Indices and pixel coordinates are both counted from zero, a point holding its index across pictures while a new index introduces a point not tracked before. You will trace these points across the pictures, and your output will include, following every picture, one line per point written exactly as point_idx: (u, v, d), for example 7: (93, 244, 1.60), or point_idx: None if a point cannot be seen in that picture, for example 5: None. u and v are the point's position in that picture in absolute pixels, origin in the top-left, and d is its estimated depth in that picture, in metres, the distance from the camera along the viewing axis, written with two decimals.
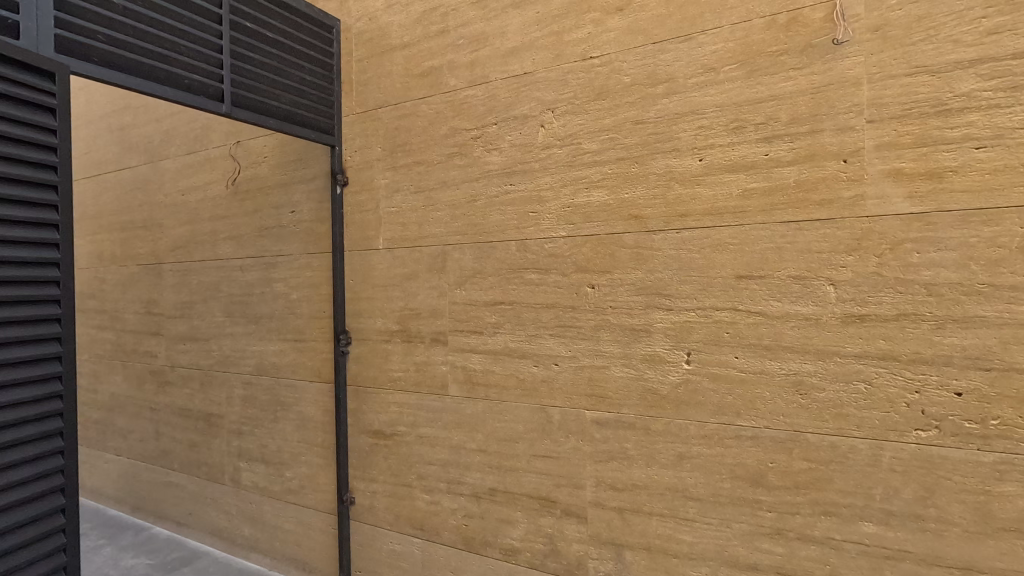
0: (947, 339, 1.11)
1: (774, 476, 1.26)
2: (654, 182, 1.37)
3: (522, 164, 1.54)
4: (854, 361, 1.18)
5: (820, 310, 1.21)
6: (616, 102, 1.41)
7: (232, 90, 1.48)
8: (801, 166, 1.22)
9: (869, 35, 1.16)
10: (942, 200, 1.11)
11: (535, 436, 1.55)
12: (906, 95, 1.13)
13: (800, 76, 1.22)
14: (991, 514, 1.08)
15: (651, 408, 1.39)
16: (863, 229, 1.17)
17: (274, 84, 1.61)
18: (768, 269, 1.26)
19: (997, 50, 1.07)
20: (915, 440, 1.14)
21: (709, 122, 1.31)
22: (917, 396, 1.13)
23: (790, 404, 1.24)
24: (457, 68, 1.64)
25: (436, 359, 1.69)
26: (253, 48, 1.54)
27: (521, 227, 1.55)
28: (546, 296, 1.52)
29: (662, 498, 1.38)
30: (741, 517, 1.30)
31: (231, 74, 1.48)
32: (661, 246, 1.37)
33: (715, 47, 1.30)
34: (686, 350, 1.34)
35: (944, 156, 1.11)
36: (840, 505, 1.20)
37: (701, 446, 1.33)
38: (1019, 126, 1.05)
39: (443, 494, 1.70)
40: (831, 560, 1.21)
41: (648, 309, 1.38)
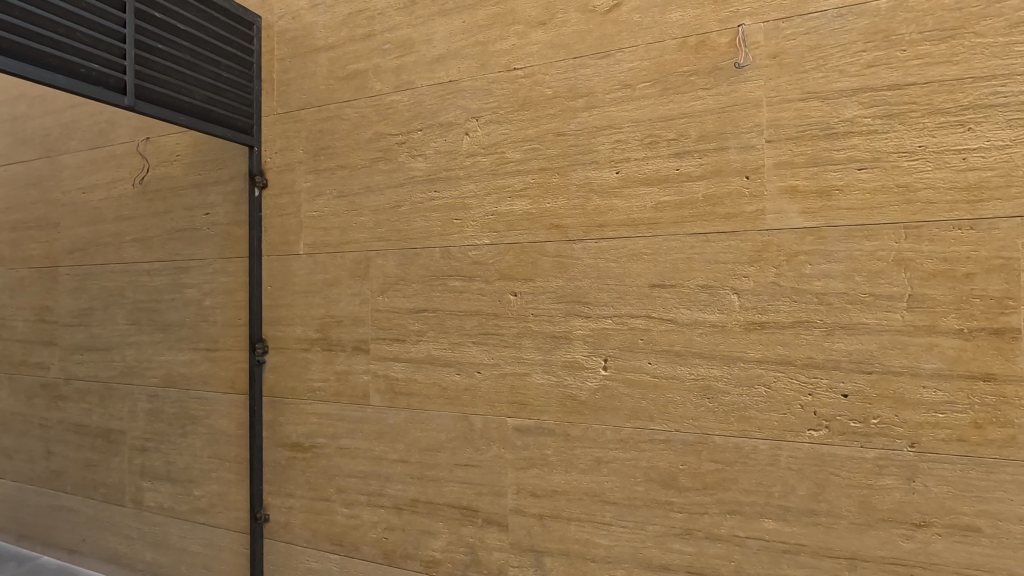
0: (836, 345, 1.20)
1: (684, 477, 1.32)
2: (574, 194, 1.41)
3: (446, 171, 1.55)
4: (755, 366, 1.26)
5: (726, 318, 1.28)
6: (538, 114, 1.45)
7: (137, 82, 1.42)
8: (709, 181, 1.29)
9: (769, 59, 1.25)
10: (831, 216, 1.20)
11: (457, 445, 1.55)
12: (800, 119, 1.23)
13: (709, 95, 1.29)
14: (872, 505, 1.18)
15: (570, 414, 1.42)
16: (763, 242, 1.25)
17: (185, 79, 1.55)
18: (679, 278, 1.32)
19: (876, 81, 1.17)
20: (809, 439, 1.22)
21: (625, 136, 1.36)
22: (810, 397, 1.22)
23: (698, 407, 1.30)
24: (382, 73, 1.64)
25: (358, 367, 1.67)
26: (161, 39, 1.48)
27: (445, 234, 1.55)
28: (469, 304, 1.53)
29: (580, 503, 1.41)
30: (654, 519, 1.35)
31: (136, 65, 1.42)
32: (581, 254, 1.41)
33: (631, 65, 1.36)
34: (603, 358, 1.39)
35: (832, 176, 1.20)
36: (743, 504, 1.27)
37: (617, 450, 1.38)
38: (894, 150, 1.16)
39: (364, 507, 1.67)
40: (735, 557, 1.28)
41: (568, 317, 1.42)
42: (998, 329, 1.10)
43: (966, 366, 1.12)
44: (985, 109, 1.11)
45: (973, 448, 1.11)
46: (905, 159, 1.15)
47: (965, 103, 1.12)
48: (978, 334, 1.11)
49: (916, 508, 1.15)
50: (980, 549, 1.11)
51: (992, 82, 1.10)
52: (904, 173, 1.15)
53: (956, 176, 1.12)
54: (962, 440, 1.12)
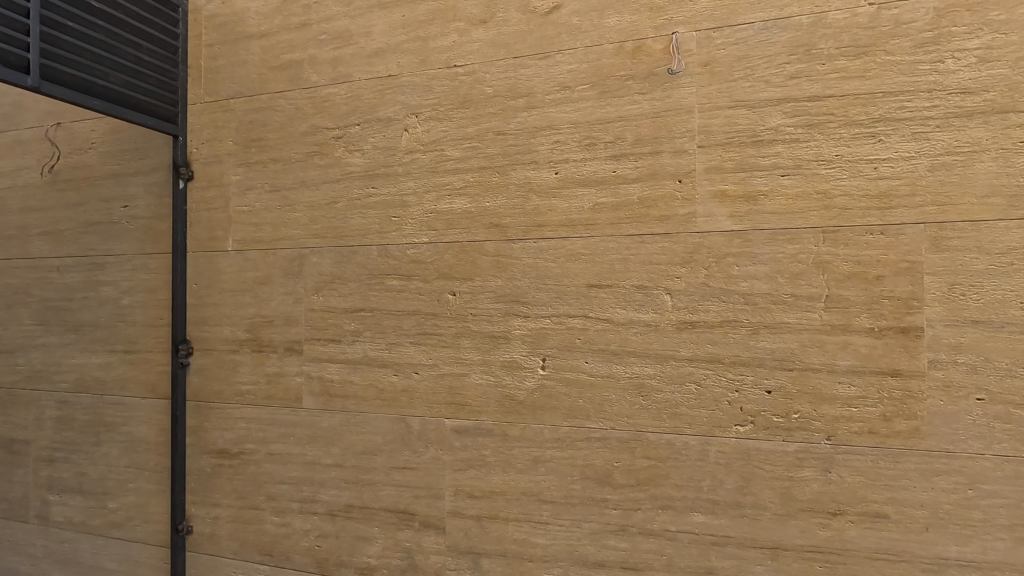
0: (761, 343, 1.25)
1: (618, 474, 1.34)
2: (513, 193, 1.42)
3: (385, 168, 1.53)
4: (686, 364, 1.30)
5: (659, 317, 1.32)
6: (478, 112, 1.45)
7: (42, 61, 1.37)
8: (644, 184, 1.33)
9: (700, 67, 1.30)
10: (756, 220, 1.26)
11: (394, 447, 1.52)
12: (729, 126, 1.28)
13: (644, 100, 1.33)
14: (793, 496, 1.24)
15: (508, 414, 1.42)
16: (694, 244, 1.30)
17: (99, 61, 1.50)
18: (615, 278, 1.35)
19: (798, 92, 1.24)
20: (735, 434, 1.27)
21: (563, 137, 1.38)
22: (736, 394, 1.27)
23: (633, 405, 1.33)
24: (319, 65, 1.60)
25: (290, 369, 1.62)
26: (70, 17, 1.43)
27: (382, 232, 1.53)
28: (407, 303, 1.51)
29: (518, 503, 1.42)
30: (590, 517, 1.37)
31: (41, 43, 1.36)
32: (519, 254, 1.42)
33: (571, 67, 1.38)
34: (541, 357, 1.40)
35: (757, 181, 1.26)
36: (674, 499, 1.31)
37: (554, 449, 1.39)
38: (814, 158, 1.23)
39: (295, 514, 1.62)
40: (667, 551, 1.31)
41: (507, 316, 1.42)
42: (905, 327, 1.18)
43: (877, 362, 1.19)
44: (894, 122, 1.19)
45: (883, 439, 1.19)
46: (824, 166, 1.22)
47: (877, 116, 1.19)
48: (887, 332, 1.19)
49: (832, 498, 1.22)
50: (888, 534, 1.19)
51: (900, 96, 1.18)
52: (822, 180, 1.22)
53: (868, 184, 1.20)
54: (873, 432, 1.19)
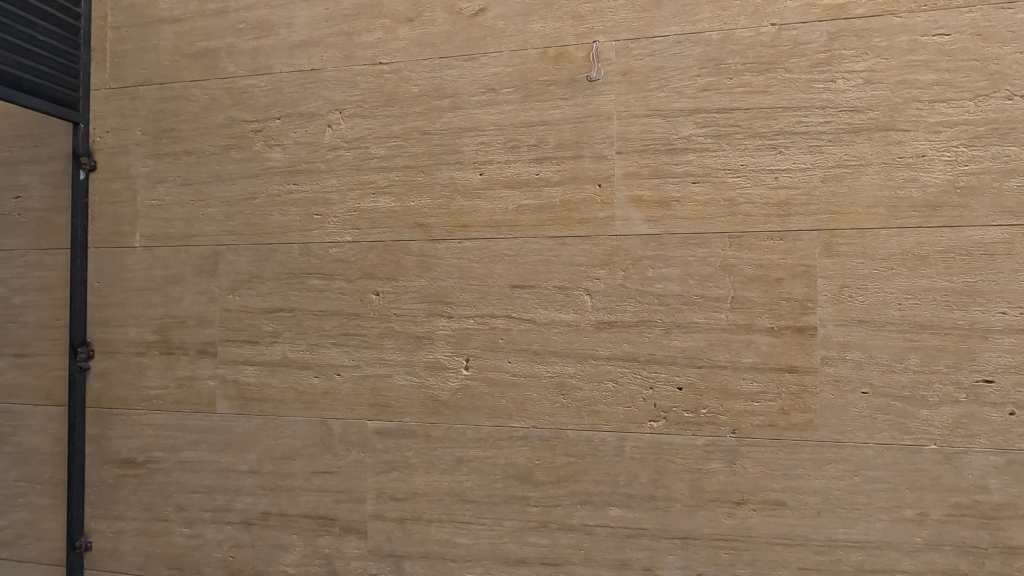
0: (673, 342, 1.32)
1: (540, 472, 1.38)
2: (438, 193, 1.42)
3: (306, 164, 1.50)
4: (604, 363, 1.35)
5: (579, 317, 1.36)
6: (404, 111, 1.45)
7: None
8: (565, 187, 1.37)
9: (619, 76, 1.35)
10: (670, 224, 1.32)
11: (313, 451, 1.49)
12: (645, 133, 1.34)
13: (566, 105, 1.37)
14: (701, 487, 1.31)
15: (432, 415, 1.42)
16: (612, 246, 1.35)
17: None
18: (538, 279, 1.38)
19: (708, 103, 1.31)
20: (649, 429, 1.33)
21: (488, 139, 1.40)
22: (650, 391, 1.33)
23: (554, 403, 1.37)
24: (237, 55, 1.54)
25: (203, 372, 1.55)
26: None
27: (303, 229, 1.49)
28: (328, 303, 1.48)
29: (441, 503, 1.42)
30: (512, 515, 1.39)
31: None
32: (444, 254, 1.42)
33: (496, 70, 1.40)
34: (465, 357, 1.41)
35: (671, 188, 1.33)
36: (592, 494, 1.35)
37: (477, 448, 1.40)
38: (722, 167, 1.31)
39: (207, 524, 1.55)
40: (585, 545, 1.36)
41: (431, 317, 1.43)
42: (801, 327, 1.27)
43: (776, 359, 1.28)
44: (793, 136, 1.28)
45: (781, 431, 1.28)
46: (730, 175, 1.30)
47: (778, 129, 1.29)
48: (784, 331, 1.28)
49: (736, 488, 1.30)
50: (785, 520, 1.28)
51: (797, 112, 1.28)
52: (729, 188, 1.30)
53: (769, 192, 1.29)
54: (772, 424, 1.28)
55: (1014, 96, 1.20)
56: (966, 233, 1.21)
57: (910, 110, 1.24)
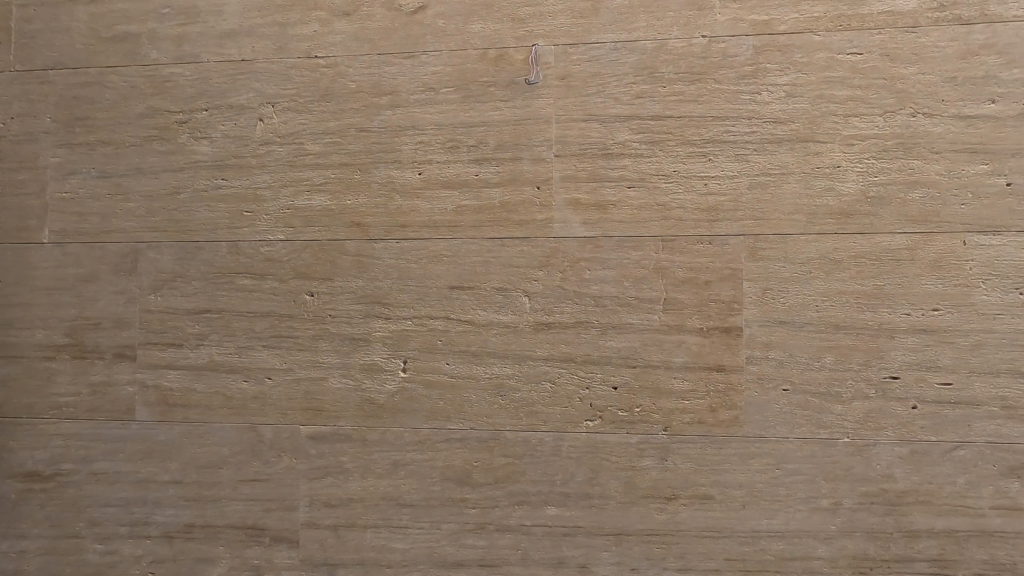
0: (609, 343, 1.35)
1: (478, 474, 1.37)
2: (376, 192, 1.40)
3: (236, 158, 1.43)
4: (542, 364, 1.36)
5: (518, 318, 1.36)
6: (340, 107, 1.41)
7: None
8: (504, 189, 1.37)
9: (558, 80, 1.37)
10: (606, 227, 1.35)
11: (242, 458, 1.43)
12: (583, 138, 1.36)
13: (506, 107, 1.37)
14: (635, 484, 1.34)
15: (368, 418, 1.39)
16: (550, 248, 1.36)
17: None
18: (476, 281, 1.37)
19: (643, 110, 1.35)
20: (585, 429, 1.35)
21: (427, 138, 1.39)
22: (587, 391, 1.35)
23: (492, 405, 1.37)
24: (160, 41, 1.46)
25: (121, 378, 1.45)
26: None
27: (232, 227, 1.43)
28: (259, 304, 1.42)
29: (377, 509, 1.39)
30: (450, 518, 1.38)
31: None
32: (381, 254, 1.39)
33: (435, 68, 1.39)
34: (402, 359, 1.39)
35: (607, 192, 1.35)
36: (530, 494, 1.36)
37: (414, 452, 1.38)
38: (655, 173, 1.34)
39: (124, 540, 1.46)
40: (522, 545, 1.36)
41: (367, 318, 1.39)
42: (728, 327, 1.33)
43: (706, 358, 1.33)
44: (721, 144, 1.33)
45: (710, 428, 1.33)
46: (663, 181, 1.34)
47: (707, 137, 1.33)
48: (713, 332, 1.33)
49: (668, 484, 1.34)
50: (713, 513, 1.33)
51: (726, 121, 1.33)
52: (662, 193, 1.34)
53: (699, 198, 1.33)
54: (702, 422, 1.33)
55: (918, 113, 1.29)
56: (876, 240, 1.30)
57: (827, 123, 1.31)
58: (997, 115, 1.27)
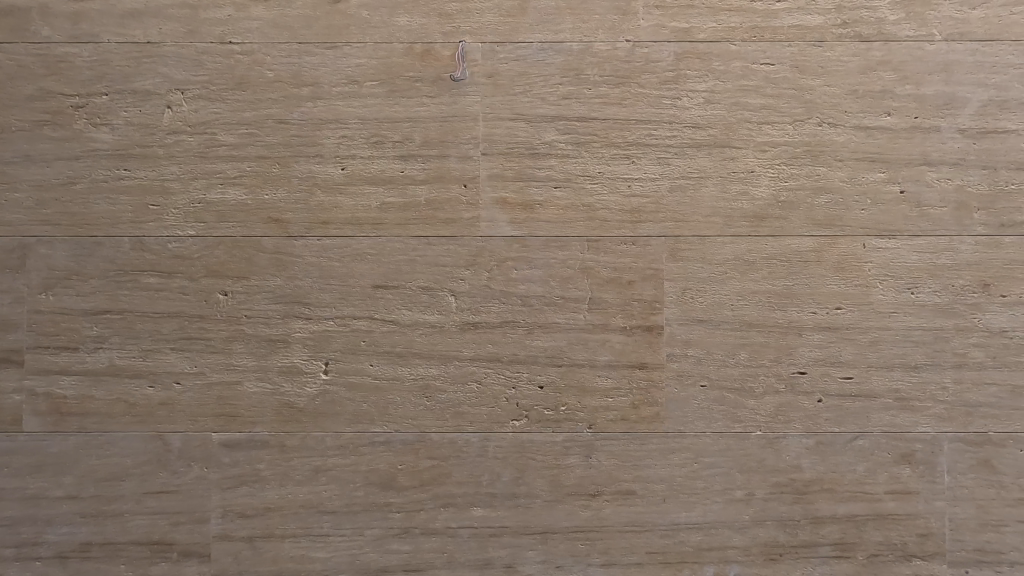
0: (536, 342, 1.35)
1: (403, 477, 1.34)
2: (296, 186, 1.34)
3: (140, 148, 1.34)
4: (469, 364, 1.35)
5: (444, 318, 1.34)
6: (257, 97, 1.34)
7: None
8: (431, 186, 1.35)
9: (485, 78, 1.35)
10: (532, 227, 1.35)
11: (147, 469, 1.33)
12: (510, 137, 1.35)
13: (432, 103, 1.35)
14: (561, 482, 1.35)
15: (287, 423, 1.34)
16: (477, 247, 1.35)
17: None
18: (401, 280, 1.34)
19: (569, 112, 1.36)
20: (511, 429, 1.35)
21: (351, 133, 1.34)
22: (513, 390, 1.35)
23: (418, 406, 1.34)
24: (53, 17, 1.34)
25: (7, 385, 1.33)
26: None
27: (136, 221, 1.33)
28: (167, 304, 1.33)
29: (296, 517, 1.34)
30: (373, 523, 1.34)
31: None
32: (301, 252, 1.34)
33: (359, 61, 1.35)
34: (324, 361, 1.34)
35: (534, 191, 1.35)
36: (455, 496, 1.35)
37: (336, 457, 1.34)
38: (581, 174, 1.36)
39: (11, 562, 1.33)
40: (448, 548, 1.35)
41: (286, 318, 1.34)
42: (650, 326, 1.36)
43: (629, 356, 1.36)
44: (644, 147, 1.36)
45: (633, 424, 1.36)
46: (589, 182, 1.36)
47: (631, 140, 1.36)
48: (636, 330, 1.36)
49: (592, 481, 1.36)
50: (636, 508, 1.36)
51: (648, 125, 1.36)
52: (587, 194, 1.36)
53: (623, 200, 1.36)
54: (625, 418, 1.36)
55: (824, 123, 1.37)
56: (786, 242, 1.37)
57: (743, 130, 1.37)
58: (893, 127, 1.37)
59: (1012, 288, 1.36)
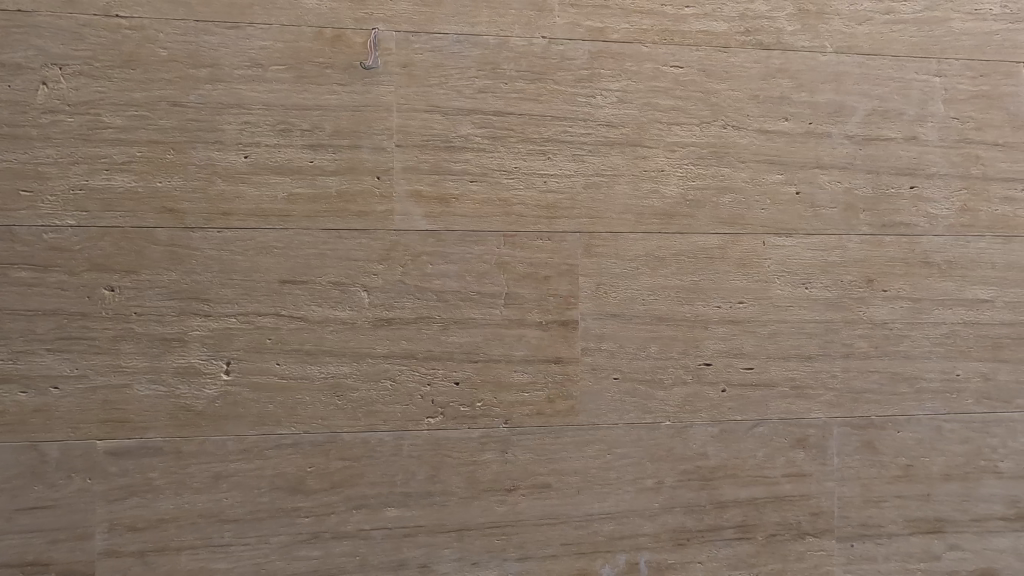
0: (451, 338, 1.33)
1: (312, 480, 1.29)
2: (193, 174, 1.25)
3: (11, 127, 1.21)
4: (382, 361, 1.31)
5: (356, 315, 1.30)
6: (148, 76, 1.24)
7: None
8: (342, 177, 1.30)
9: (399, 68, 1.32)
10: (447, 221, 1.33)
11: (21, 483, 1.22)
12: (425, 129, 1.32)
13: (343, 91, 1.30)
14: (477, 478, 1.35)
15: (183, 428, 1.25)
16: (391, 241, 1.31)
17: None
18: (311, 275, 1.29)
19: (484, 105, 1.35)
20: (426, 426, 1.33)
21: (254, 119, 1.27)
22: (428, 387, 1.33)
23: (328, 406, 1.29)
24: None
25: None
26: None
27: (5, 209, 1.20)
28: (43, 301, 1.21)
29: (194, 528, 1.26)
30: (280, 530, 1.28)
31: None
32: (199, 245, 1.25)
33: (263, 43, 1.27)
34: (225, 360, 1.26)
35: (450, 185, 1.33)
36: (368, 497, 1.31)
37: (239, 462, 1.27)
38: (497, 168, 1.35)
39: None
40: (360, 551, 1.31)
41: (182, 315, 1.25)
42: (565, 321, 1.37)
43: (545, 351, 1.37)
44: (560, 143, 1.37)
45: (548, 418, 1.37)
46: (505, 176, 1.35)
47: (546, 136, 1.37)
48: (551, 325, 1.37)
49: (508, 476, 1.36)
50: (551, 501, 1.37)
51: (563, 122, 1.37)
52: (503, 189, 1.35)
53: (539, 195, 1.36)
54: (540, 413, 1.37)
55: (729, 126, 1.43)
56: (694, 239, 1.42)
57: (653, 129, 1.40)
58: (790, 132, 1.45)
59: (891, 284, 1.47)
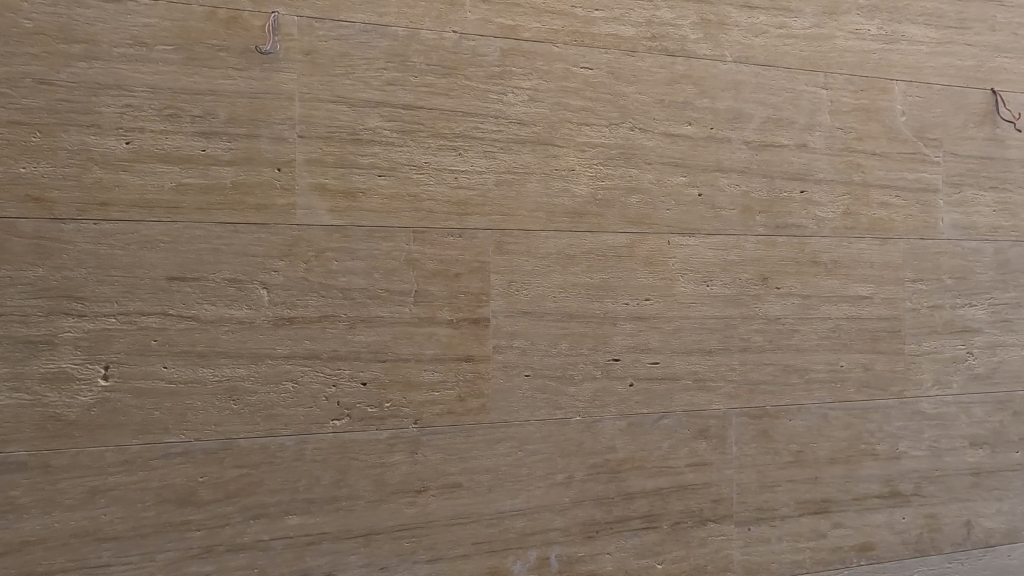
0: (357, 337, 1.29)
1: (204, 490, 1.21)
2: (64, 161, 1.14)
3: None
4: (283, 362, 1.24)
5: (254, 313, 1.23)
6: (9, 50, 1.12)
7: None
8: (238, 168, 1.22)
9: (301, 55, 1.26)
10: (353, 216, 1.28)
11: None
12: (330, 120, 1.27)
13: (240, 77, 1.22)
14: (384, 481, 1.31)
15: (54, 439, 1.14)
16: (293, 236, 1.25)
17: None
18: (203, 271, 1.20)
19: (393, 98, 1.31)
20: (331, 429, 1.28)
21: (138, 102, 1.17)
22: (333, 389, 1.27)
23: (222, 411, 1.22)
24: None
25: None
26: None
27: None
28: None
29: (66, 549, 1.15)
30: (168, 545, 1.19)
31: None
32: (72, 238, 1.15)
33: (148, 21, 1.18)
34: (103, 364, 1.16)
35: (356, 179, 1.29)
36: (268, 506, 1.24)
37: (119, 474, 1.17)
38: (406, 163, 1.31)
39: None
40: (259, 562, 1.24)
41: (52, 316, 1.14)
42: (476, 318, 1.36)
43: (455, 349, 1.35)
44: (470, 140, 1.35)
45: (458, 417, 1.35)
46: (414, 171, 1.32)
47: (458, 132, 1.35)
48: (462, 323, 1.35)
49: (418, 477, 1.33)
50: (461, 500, 1.35)
51: (474, 118, 1.36)
52: (412, 184, 1.32)
53: (450, 191, 1.34)
54: (450, 412, 1.35)
55: (636, 129, 1.46)
56: (603, 238, 1.44)
57: (563, 129, 1.42)
58: (693, 136, 1.50)
59: (784, 282, 1.56)
